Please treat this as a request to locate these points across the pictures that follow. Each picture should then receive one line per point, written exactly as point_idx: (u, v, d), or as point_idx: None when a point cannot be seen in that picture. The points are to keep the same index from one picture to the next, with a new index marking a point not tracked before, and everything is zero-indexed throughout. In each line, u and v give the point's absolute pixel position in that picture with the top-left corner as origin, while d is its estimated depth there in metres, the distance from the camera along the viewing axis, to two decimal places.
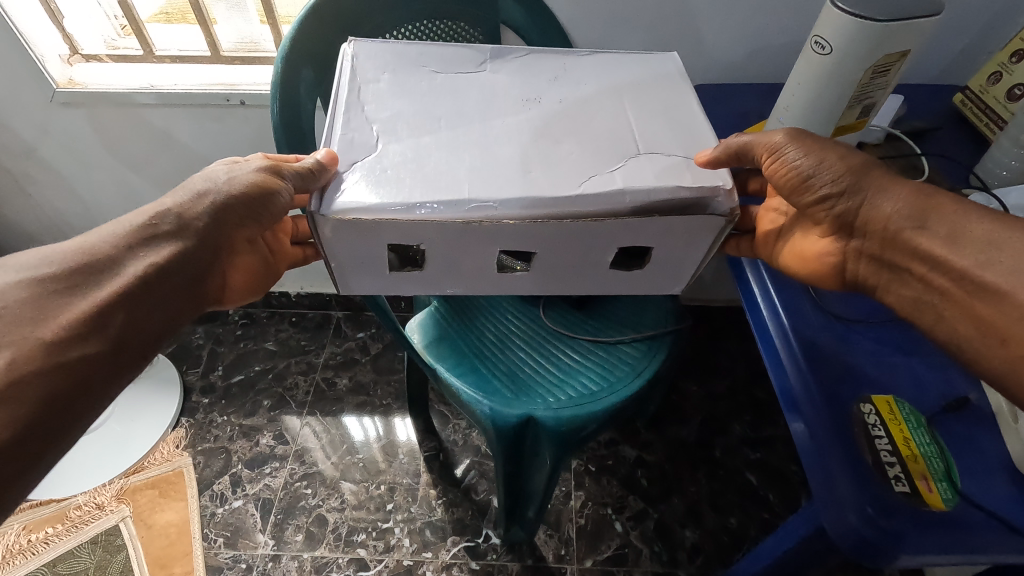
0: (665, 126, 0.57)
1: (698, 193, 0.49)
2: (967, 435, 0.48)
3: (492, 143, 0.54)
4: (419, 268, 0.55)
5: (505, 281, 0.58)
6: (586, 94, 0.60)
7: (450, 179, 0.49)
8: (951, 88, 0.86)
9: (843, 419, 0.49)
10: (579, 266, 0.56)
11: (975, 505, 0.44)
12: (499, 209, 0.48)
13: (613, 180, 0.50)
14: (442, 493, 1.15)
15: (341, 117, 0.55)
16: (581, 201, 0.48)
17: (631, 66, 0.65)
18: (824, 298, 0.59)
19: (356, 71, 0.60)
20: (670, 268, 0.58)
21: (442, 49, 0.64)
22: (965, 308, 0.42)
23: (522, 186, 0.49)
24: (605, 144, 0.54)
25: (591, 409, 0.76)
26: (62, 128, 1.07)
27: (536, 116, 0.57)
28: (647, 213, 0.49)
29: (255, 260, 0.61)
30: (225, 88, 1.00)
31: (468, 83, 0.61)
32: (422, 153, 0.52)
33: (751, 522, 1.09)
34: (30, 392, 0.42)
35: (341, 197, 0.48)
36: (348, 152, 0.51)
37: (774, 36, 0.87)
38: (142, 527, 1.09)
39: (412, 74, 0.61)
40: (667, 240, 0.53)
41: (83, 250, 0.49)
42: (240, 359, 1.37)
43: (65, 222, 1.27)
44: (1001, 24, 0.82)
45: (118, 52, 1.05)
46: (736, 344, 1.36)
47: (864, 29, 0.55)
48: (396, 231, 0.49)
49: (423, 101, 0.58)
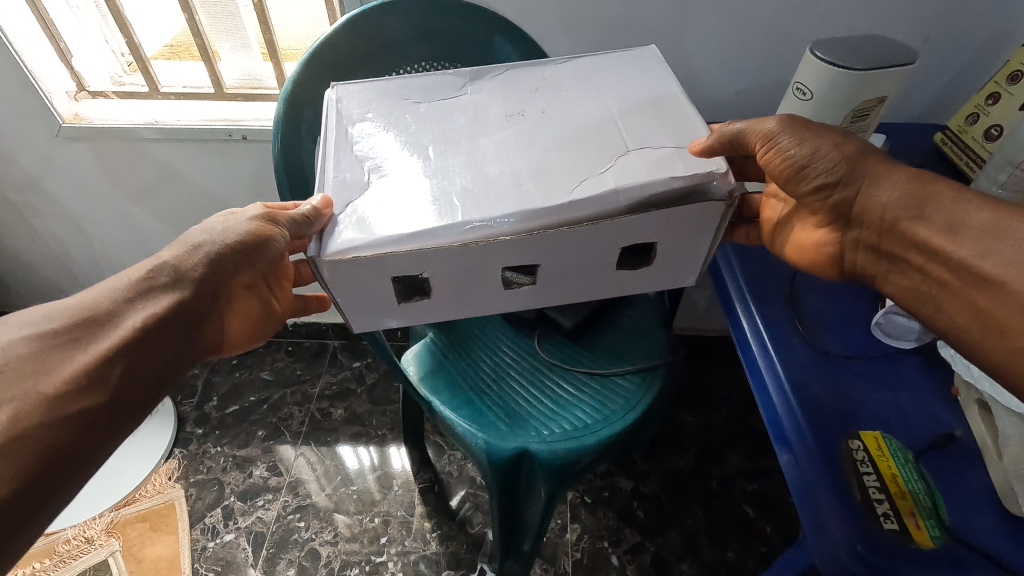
0: (653, 122, 0.58)
1: (694, 181, 0.50)
2: (955, 469, 0.49)
3: (481, 162, 0.55)
4: (427, 297, 0.56)
5: (507, 299, 0.59)
6: (570, 100, 0.62)
7: (445, 203, 0.51)
8: (931, 128, 0.89)
9: (832, 454, 0.50)
10: (582, 275, 0.57)
11: (961, 541, 0.44)
12: (495, 227, 0.49)
13: (606, 180, 0.51)
14: (437, 526, 1.13)
15: (331, 159, 0.57)
16: (575, 207, 0.49)
17: (610, 68, 0.67)
18: (812, 334, 0.60)
19: (342, 114, 0.63)
20: (676, 262, 0.58)
21: (423, 79, 0.67)
22: (965, 298, 0.42)
23: (515, 200, 0.50)
24: (594, 147, 0.55)
25: (585, 442, 0.77)
26: (66, 161, 1.09)
27: (521, 129, 0.59)
28: (642, 210, 0.50)
29: (257, 306, 0.60)
30: (228, 124, 1.03)
31: (451, 107, 0.63)
32: (412, 180, 0.54)
33: (749, 555, 1.08)
34: (30, 448, 0.42)
35: (335, 238, 0.49)
36: (343, 193, 0.53)
37: (761, 76, 0.91)
38: (131, 561, 1.08)
39: (397, 108, 0.63)
40: (670, 233, 0.53)
41: (85, 305, 0.51)
42: (236, 389, 1.36)
43: (65, 252, 1.28)
44: (978, 67, 0.85)
45: (123, 88, 1.08)
46: (731, 373, 1.37)
47: (843, 77, 0.58)
48: (402, 264, 0.50)
49: (410, 131, 0.60)
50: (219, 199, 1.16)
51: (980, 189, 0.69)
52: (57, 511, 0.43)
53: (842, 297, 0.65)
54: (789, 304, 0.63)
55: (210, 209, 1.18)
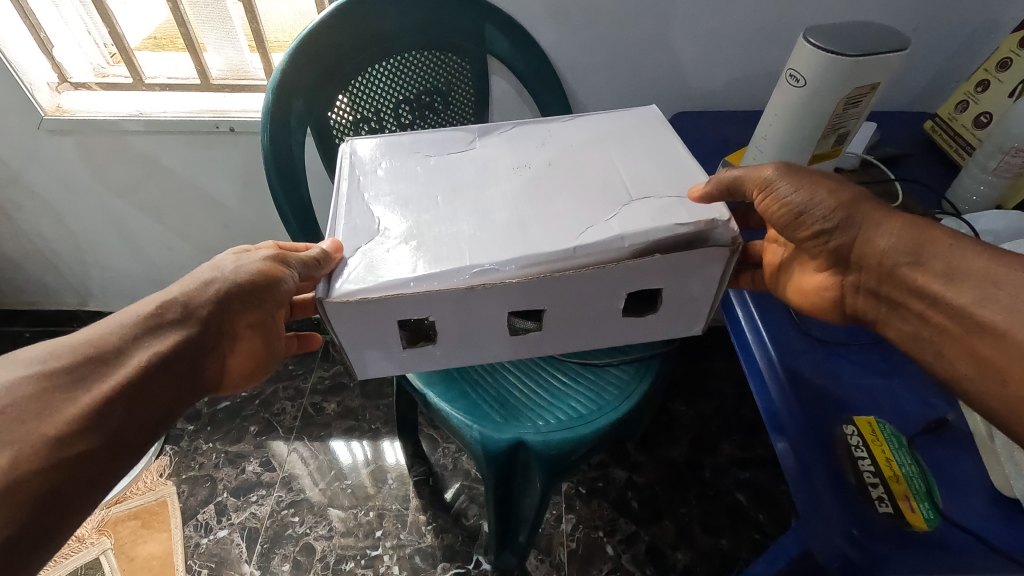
0: (654, 171, 0.58)
1: (696, 229, 0.50)
2: (947, 455, 0.49)
3: (488, 210, 0.55)
4: (432, 342, 0.56)
5: (513, 344, 0.58)
6: (574, 149, 0.62)
7: (452, 249, 0.51)
8: (921, 115, 0.89)
9: (825, 442, 0.50)
10: (585, 320, 0.56)
11: (954, 523, 0.45)
12: (499, 270, 0.49)
13: (609, 229, 0.51)
14: (432, 518, 1.13)
15: (343, 208, 0.56)
16: (580, 251, 0.49)
17: (614, 117, 0.67)
18: (806, 321, 0.60)
19: (354, 165, 0.62)
20: (679, 309, 0.57)
21: (434, 134, 0.66)
22: (963, 344, 0.41)
23: (520, 246, 0.50)
24: (599, 194, 0.55)
25: (581, 433, 0.77)
26: (48, 155, 1.07)
27: (527, 178, 0.59)
28: (646, 255, 0.49)
29: (260, 345, 0.57)
30: (215, 116, 1.01)
31: (461, 160, 0.62)
32: (419, 230, 0.53)
33: (742, 544, 1.09)
34: (27, 493, 0.42)
35: (343, 282, 0.48)
36: (353, 239, 0.53)
37: (752, 65, 0.91)
38: (123, 559, 1.06)
39: (407, 161, 0.62)
40: (672, 279, 0.53)
41: (90, 341, 0.49)
42: (227, 385, 1.35)
43: (49, 248, 1.26)
44: (966, 54, 0.86)
45: (107, 80, 1.05)
46: (723, 363, 1.38)
47: (836, 64, 0.58)
48: (403, 306, 0.49)
49: (421, 182, 0.59)
50: (207, 194, 1.15)
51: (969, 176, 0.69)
52: (48, 558, 0.43)
53: None
54: None
55: (197, 202, 1.17)
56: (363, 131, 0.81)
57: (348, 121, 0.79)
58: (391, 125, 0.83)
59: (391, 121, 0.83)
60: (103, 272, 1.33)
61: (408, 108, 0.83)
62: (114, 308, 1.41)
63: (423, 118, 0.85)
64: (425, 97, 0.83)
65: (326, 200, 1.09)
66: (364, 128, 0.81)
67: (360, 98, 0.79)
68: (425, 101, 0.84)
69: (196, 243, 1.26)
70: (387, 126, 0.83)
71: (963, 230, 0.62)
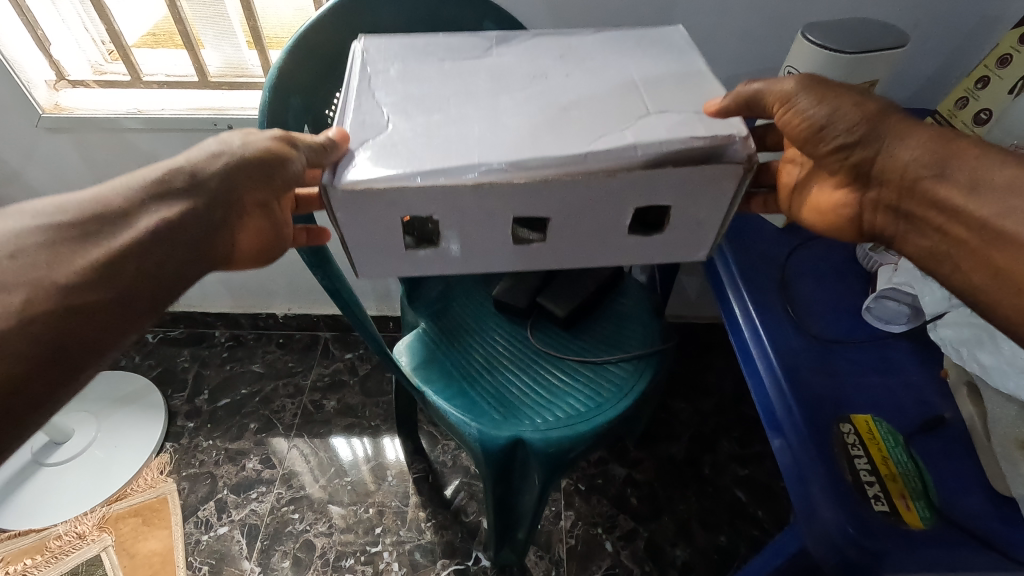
0: (674, 88, 0.53)
1: (712, 143, 0.45)
2: (943, 453, 0.49)
3: (500, 115, 0.50)
4: (435, 245, 0.51)
5: (518, 253, 0.53)
6: (592, 66, 0.57)
7: (461, 145, 0.46)
8: (921, 112, 0.89)
9: (822, 439, 0.50)
10: (590, 236, 0.51)
11: (950, 521, 0.45)
12: (506, 170, 0.44)
13: (623, 137, 0.46)
14: (432, 515, 1.14)
15: (354, 100, 0.51)
16: (590, 159, 0.44)
17: (636, 39, 0.62)
18: (804, 319, 0.60)
19: (366, 64, 0.57)
20: (689, 232, 0.52)
21: (450, 39, 0.62)
22: (984, 256, 0.40)
23: (526, 150, 0.45)
24: (616, 109, 0.50)
25: (579, 430, 0.77)
26: (46, 152, 1.07)
27: (542, 91, 0.53)
28: (660, 165, 0.44)
29: (270, 225, 0.53)
30: (213, 113, 1.01)
31: (478, 66, 0.57)
32: (430, 122, 0.49)
33: (741, 540, 1.10)
34: (34, 339, 0.38)
35: (351, 169, 0.44)
36: (361, 130, 0.48)
37: (751, 61, 0.90)
38: (124, 556, 1.06)
39: (421, 63, 0.58)
40: (684, 198, 0.48)
41: (98, 200, 0.45)
42: (227, 382, 1.35)
43: None
44: (967, 51, 0.85)
45: (104, 77, 1.05)
46: (722, 360, 1.38)
47: (833, 60, 0.57)
48: (409, 203, 0.45)
49: (433, 84, 0.54)
50: None
51: None
52: (1, 457, 0.36)
53: (832, 281, 0.65)
54: (780, 290, 0.63)
55: None
56: None
57: None
58: None
59: None
60: None
61: None
62: None
63: None
64: None
65: (324, 198, 1.09)
66: None
67: None
68: None
69: None
70: None
71: None
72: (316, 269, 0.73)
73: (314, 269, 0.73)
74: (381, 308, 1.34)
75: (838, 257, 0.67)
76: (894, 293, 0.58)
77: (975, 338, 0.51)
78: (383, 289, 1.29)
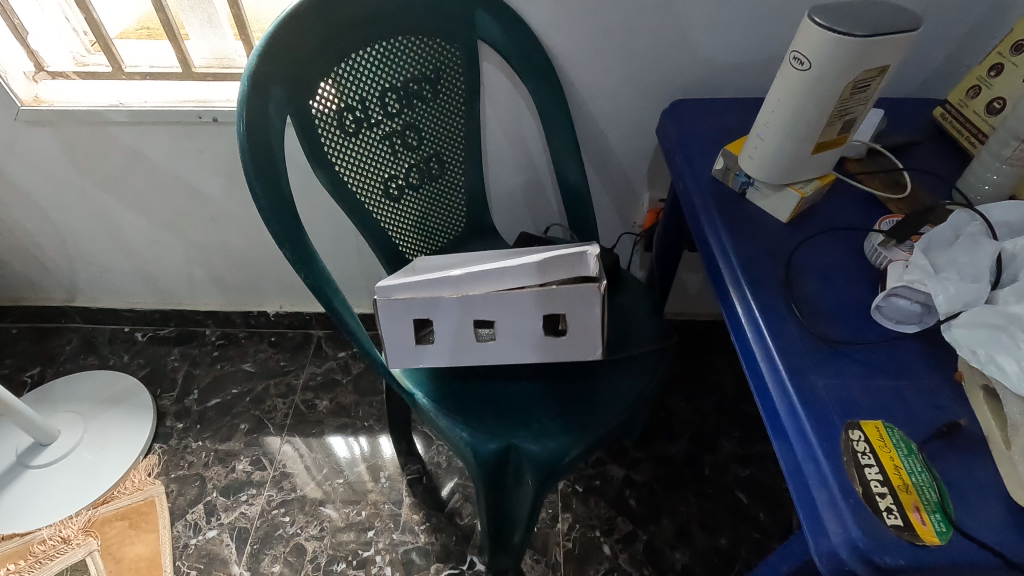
0: (560, 242, 0.74)
1: (574, 255, 0.64)
2: (960, 461, 0.46)
3: (476, 265, 0.69)
4: (432, 341, 0.72)
5: (477, 350, 0.72)
6: (532, 247, 0.79)
7: (455, 271, 0.68)
8: (930, 102, 0.86)
9: (829, 447, 0.47)
10: (516, 326, 0.68)
11: (968, 536, 0.42)
12: (470, 276, 0.65)
13: (525, 258, 0.65)
14: (425, 518, 1.11)
15: (405, 272, 0.73)
16: (507, 275, 0.64)
17: (554, 241, 0.80)
18: (809, 319, 0.57)
19: (421, 263, 0.78)
20: (584, 334, 0.69)
21: (472, 250, 0.80)
22: None
23: (482, 267, 0.67)
24: (529, 251, 0.75)
25: (576, 434, 0.76)
26: (28, 146, 1.04)
27: (505, 254, 0.76)
28: (543, 277, 0.64)
29: None
30: (198, 105, 0.98)
31: (489, 253, 0.78)
32: (438, 273, 0.70)
33: (742, 543, 1.07)
34: None
35: (388, 283, 0.67)
36: (402, 276, 0.70)
37: (753, 49, 0.87)
38: (110, 561, 1.04)
39: (459, 256, 0.79)
40: (570, 303, 0.66)
41: None
42: (218, 381, 1.33)
43: (34, 243, 1.24)
44: (978, 38, 0.82)
45: (85, 68, 1.01)
46: (723, 358, 1.35)
47: (844, 45, 0.54)
48: (419, 297, 0.66)
49: (458, 262, 0.75)
50: (193, 185, 1.12)
51: (981, 164, 0.66)
52: None
53: (840, 277, 0.61)
54: (784, 288, 0.60)
55: (183, 195, 1.13)
56: (347, 120, 0.77)
57: (332, 109, 0.76)
58: (378, 114, 0.80)
59: (377, 110, 0.79)
60: (89, 267, 1.30)
61: (395, 97, 0.80)
62: (102, 303, 1.38)
63: (412, 107, 0.82)
64: (412, 85, 0.81)
65: (313, 193, 1.06)
66: (348, 117, 0.77)
67: (344, 86, 0.76)
68: (413, 89, 0.81)
69: (184, 237, 1.22)
70: (373, 115, 0.79)
71: (976, 224, 0.58)
72: (300, 267, 0.71)
73: (297, 267, 0.71)
74: (374, 306, 1.31)
75: (844, 252, 0.64)
76: (905, 291, 0.55)
77: (993, 339, 0.49)
78: (376, 286, 1.26)
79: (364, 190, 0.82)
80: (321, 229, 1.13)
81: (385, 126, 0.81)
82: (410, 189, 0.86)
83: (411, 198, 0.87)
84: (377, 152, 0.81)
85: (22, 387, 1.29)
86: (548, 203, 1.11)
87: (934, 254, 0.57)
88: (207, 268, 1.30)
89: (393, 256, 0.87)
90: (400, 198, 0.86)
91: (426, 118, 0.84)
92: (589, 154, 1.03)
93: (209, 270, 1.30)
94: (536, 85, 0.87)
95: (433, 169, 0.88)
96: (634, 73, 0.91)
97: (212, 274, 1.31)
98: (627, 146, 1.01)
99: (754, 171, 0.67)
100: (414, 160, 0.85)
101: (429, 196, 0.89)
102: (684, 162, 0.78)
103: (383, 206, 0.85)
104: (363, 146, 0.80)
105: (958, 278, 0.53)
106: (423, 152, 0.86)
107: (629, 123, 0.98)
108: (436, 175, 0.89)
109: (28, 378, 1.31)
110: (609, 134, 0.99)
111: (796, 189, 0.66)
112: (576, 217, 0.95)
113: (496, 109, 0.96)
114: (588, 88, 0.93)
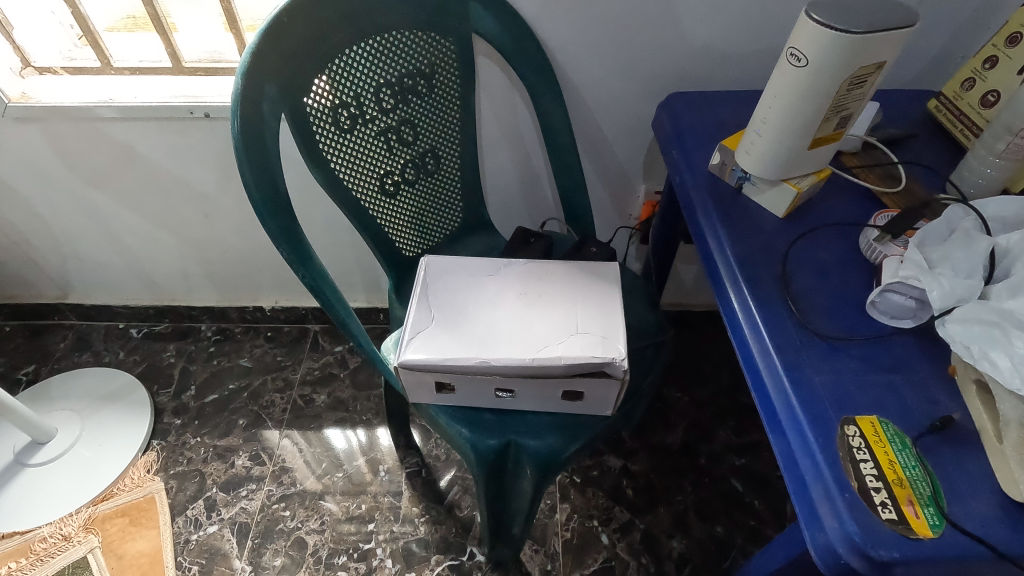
0: (591, 297, 0.73)
1: (605, 361, 0.66)
2: (954, 455, 0.47)
3: (499, 329, 0.69)
4: (453, 391, 0.73)
5: (495, 401, 0.75)
6: (552, 273, 0.77)
7: (478, 338, 0.68)
8: (925, 93, 0.86)
9: (824, 443, 0.48)
10: (537, 390, 0.72)
11: (961, 528, 0.43)
12: (494, 363, 0.66)
13: (557, 351, 0.67)
14: (425, 510, 1.12)
15: (416, 305, 0.72)
16: (531, 361, 0.66)
17: (577, 266, 0.78)
18: (806, 315, 0.58)
19: (426, 279, 0.75)
20: (597, 404, 0.74)
21: (477, 262, 0.78)
22: None
23: (506, 345, 0.67)
24: (558, 296, 0.74)
25: (575, 430, 0.77)
26: (17, 142, 1.03)
27: (521, 290, 0.74)
28: (568, 368, 0.66)
29: None
30: (189, 100, 0.96)
31: (500, 282, 0.75)
32: (456, 329, 0.69)
33: (738, 530, 1.09)
34: None
35: (407, 351, 0.67)
36: (418, 323, 0.70)
37: (750, 40, 0.87)
38: (112, 558, 1.04)
39: (462, 274, 0.76)
40: (591, 385, 0.70)
41: None
42: (215, 377, 1.32)
43: (23, 239, 1.22)
44: (972, 29, 0.82)
45: (74, 64, 0.99)
46: (718, 348, 1.36)
47: (840, 41, 0.54)
48: (444, 374, 0.68)
49: (468, 298, 0.73)
50: (186, 182, 1.10)
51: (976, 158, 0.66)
52: None
53: (836, 273, 0.62)
54: (779, 283, 0.61)
55: (176, 190, 1.12)
56: (342, 116, 0.77)
57: (327, 105, 0.75)
58: (373, 109, 0.79)
59: (372, 106, 0.79)
60: (82, 265, 1.29)
61: (390, 92, 0.80)
62: (96, 300, 1.38)
63: (407, 102, 0.81)
64: (407, 80, 0.80)
65: (308, 190, 1.05)
66: (343, 113, 0.76)
67: (338, 81, 0.75)
68: (407, 84, 0.80)
69: (178, 234, 1.22)
70: (368, 111, 0.79)
71: (971, 219, 0.58)
72: (297, 265, 0.71)
73: (296, 265, 0.72)
74: (370, 301, 1.31)
75: (839, 248, 0.64)
76: (900, 287, 0.56)
77: (987, 335, 0.50)
78: (372, 282, 1.26)
79: (360, 187, 0.81)
80: (316, 223, 1.12)
81: (380, 122, 0.80)
82: (406, 185, 0.86)
83: (407, 194, 0.87)
84: (372, 148, 0.81)
85: (18, 385, 1.29)
86: (543, 197, 1.11)
87: (928, 249, 0.57)
88: (202, 264, 1.29)
89: (388, 250, 0.87)
90: (396, 194, 0.86)
91: (421, 113, 0.84)
92: (585, 148, 1.02)
93: (203, 266, 1.29)
94: (533, 80, 0.86)
95: (429, 165, 0.88)
96: (629, 65, 0.90)
97: (207, 270, 1.30)
98: (623, 140, 1.01)
99: (751, 166, 0.67)
100: (409, 156, 0.85)
101: (425, 192, 0.89)
102: (681, 156, 0.78)
103: (379, 202, 0.84)
104: (358, 142, 0.79)
105: (953, 274, 0.54)
106: (419, 148, 0.85)
107: (625, 117, 0.97)
108: (432, 171, 0.88)
109: (23, 376, 1.30)
110: (605, 127, 0.99)
111: (792, 184, 0.66)
112: (573, 212, 0.95)
113: (492, 101, 0.95)
114: (584, 82, 0.92)
